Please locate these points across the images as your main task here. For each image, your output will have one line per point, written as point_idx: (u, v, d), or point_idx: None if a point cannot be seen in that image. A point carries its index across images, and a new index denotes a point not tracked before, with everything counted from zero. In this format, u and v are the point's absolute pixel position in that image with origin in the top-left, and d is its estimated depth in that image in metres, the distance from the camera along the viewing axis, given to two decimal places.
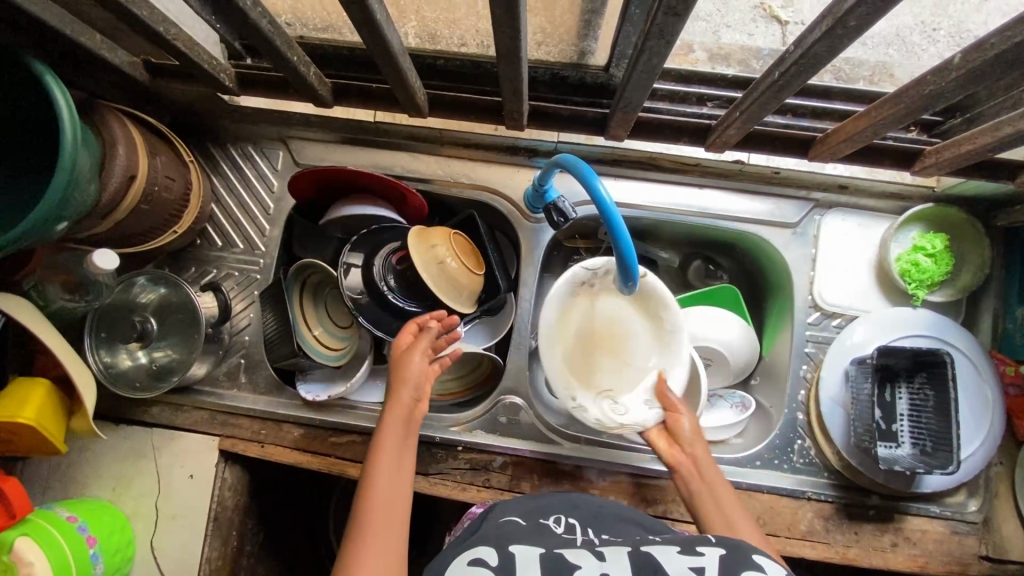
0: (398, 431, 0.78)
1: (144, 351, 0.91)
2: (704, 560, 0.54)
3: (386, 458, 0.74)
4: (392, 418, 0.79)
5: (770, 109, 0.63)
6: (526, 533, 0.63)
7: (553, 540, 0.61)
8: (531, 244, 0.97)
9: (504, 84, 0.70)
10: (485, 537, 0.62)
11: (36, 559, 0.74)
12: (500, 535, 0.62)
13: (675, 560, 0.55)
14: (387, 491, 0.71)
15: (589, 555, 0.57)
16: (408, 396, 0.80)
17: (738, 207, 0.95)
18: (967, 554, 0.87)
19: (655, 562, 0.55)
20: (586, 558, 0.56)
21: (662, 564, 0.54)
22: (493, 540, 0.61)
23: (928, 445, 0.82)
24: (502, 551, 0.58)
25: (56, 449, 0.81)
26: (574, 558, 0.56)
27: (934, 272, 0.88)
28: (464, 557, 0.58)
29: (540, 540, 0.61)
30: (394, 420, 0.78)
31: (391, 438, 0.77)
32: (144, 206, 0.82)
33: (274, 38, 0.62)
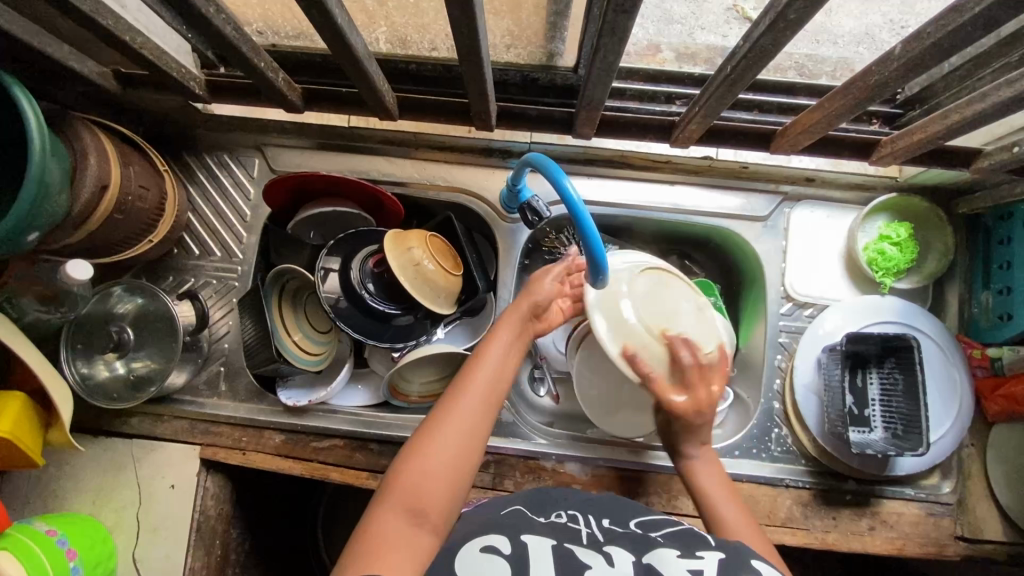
0: (510, 336, 0.76)
1: (122, 361, 0.90)
2: (703, 563, 0.56)
3: (495, 359, 0.73)
4: (506, 325, 0.76)
5: (727, 104, 0.65)
6: (538, 525, 0.63)
7: (564, 531, 0.62)
8: (508, 244, 0.99)
9: (470, 85, 0.71)
10: (494, 525, 0.62)
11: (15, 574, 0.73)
12: (512, 523, 0.63)
13: (676, 564, 0.56)
14: (485, 383, 0.70)
15: (598, 553, 0.58)
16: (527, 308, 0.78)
17: (709, 202, 0.97)
18: (944, 536, 0.88)
19: (658, 565, 0.56)
20: (595, 556, 0.57)
21: (661, 567, 0.56)
22: (507, 528, 0.62)
23: (899, 428, 0.84)
24: (516, 541, 0.59)
25: (33, 461, 0.81)
26: (583, 555, 0.57)
27: (900, 260, 0.90)
28: (476, 545, 0.59)
29: (547, 532, 0.61)
30: (509, 328, 0.76)
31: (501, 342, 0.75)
32: (118, 216, 0.82)
33: (240, 45, 0.63)
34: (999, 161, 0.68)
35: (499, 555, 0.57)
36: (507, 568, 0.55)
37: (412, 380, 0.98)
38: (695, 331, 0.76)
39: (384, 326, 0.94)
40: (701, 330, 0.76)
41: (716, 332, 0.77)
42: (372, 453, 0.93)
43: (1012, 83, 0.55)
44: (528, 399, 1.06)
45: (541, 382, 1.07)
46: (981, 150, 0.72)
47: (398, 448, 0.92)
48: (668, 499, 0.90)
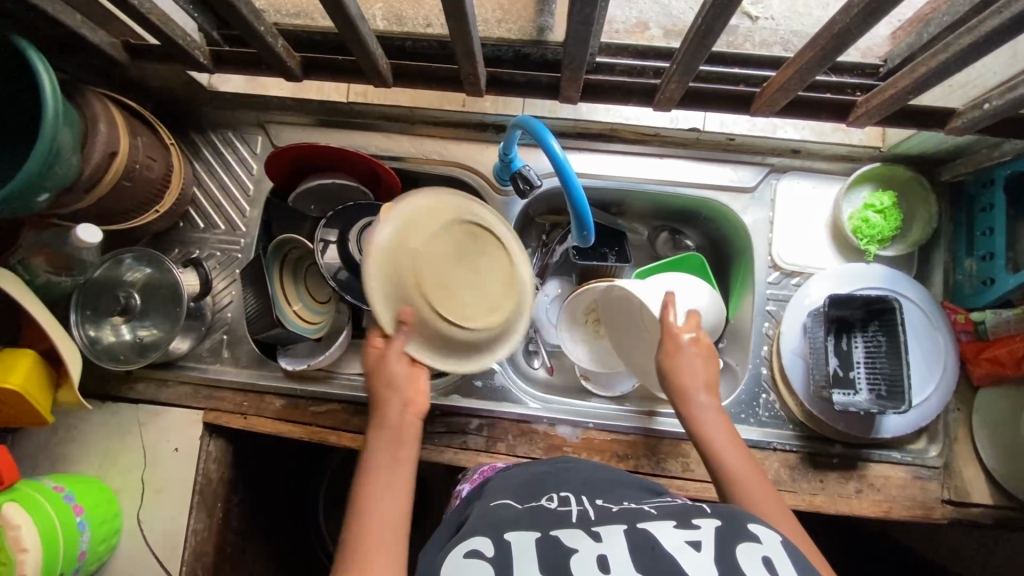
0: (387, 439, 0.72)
1: (129, 327, 0.94)
2: (700, 533, 0.57)
3: (381, 471, 0.69)
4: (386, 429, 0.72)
5: (703, 59, 0.68)
6: (523, 517, 0.63)
7: (549, 518, 0.62)
8: (502, 217, 1.02)
9: (459, 50, 0.74)
10: (478, 526, 0.62)
11: (31, 543, 0.76)
12: (497, 520, 0.62)
13: (672, 535, 0.57)
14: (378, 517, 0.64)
15: (586, 535, 0.58)
16: (394, 396, 0.73)
17: (698, 174, 0.99)
18: (930, 498, 0.90)
19: (654, 537, 0.57)
20: (581, 539, 0.57)
21: (660, 537, 0.57)
22: (490, 527, 0.61)
23: (884, 389, 0.85)
24: (498, 541, 0.58)
25: (43, 418, 0.84)
26: (570, 540, 0.58)
27: (884, 227, 0.92)
28: (458, 552, 0.58)
29: (533, 524, 0.61)
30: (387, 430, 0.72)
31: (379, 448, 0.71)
32: (126, 183, 0.86)
33: (241, 8, 0.65)
34: (972, 119, 0.71)
35: (482, 559, 0.56)
36: (491, 569, 0.55)
37: None
38: (481, 271, 0.74)
39: None
40: (483, 271, 0.74)
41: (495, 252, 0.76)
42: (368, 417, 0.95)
43: (975, 30, 0.57)
44: (525, 371, 1.08)
45: (535, 355, 1.11)
46: (955, 110, 0.74)
47: None
48: (658, 462, 0.91)
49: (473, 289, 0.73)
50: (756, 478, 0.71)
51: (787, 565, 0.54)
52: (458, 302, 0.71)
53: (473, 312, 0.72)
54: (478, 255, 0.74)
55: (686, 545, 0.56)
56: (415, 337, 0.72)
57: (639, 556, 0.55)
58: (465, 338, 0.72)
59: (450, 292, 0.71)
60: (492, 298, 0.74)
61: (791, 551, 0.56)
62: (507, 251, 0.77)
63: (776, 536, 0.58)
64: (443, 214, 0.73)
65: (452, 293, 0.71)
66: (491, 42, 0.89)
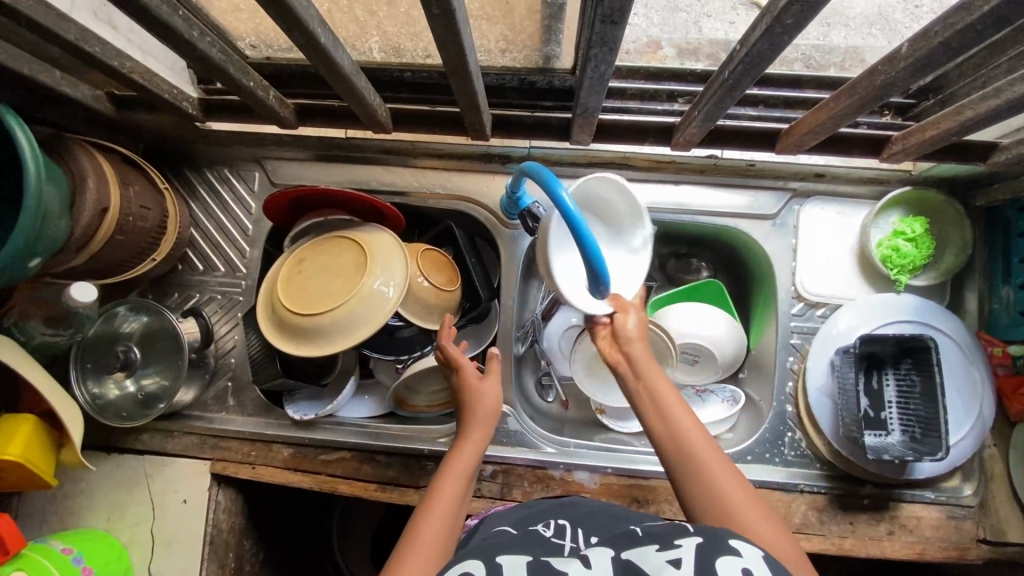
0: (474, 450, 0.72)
1: (132, 380, 0.90)
2: (681, 551, 0.52)
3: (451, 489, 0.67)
4: (470, 445, 0.73)
5: (728, 108, 0.64)
6: (516, 542, 0.60)
7: (542, 547, 0.58)
8: (511, 251, 0.98)
9: (460, 97, 0.70)
10: (472, 549, 0.59)
11: None
12: (488, 545, 0.59)
13: (653, 557, 0.52)
14: (446, 514, 0.65)
15: (576, 560, 0.54)
16: (492, 411, 0.76)
17: (717, 202, 0.94)
18: (966, 539, 0.86)
19: (638, 563, 0.52)
20: (571, 563, 0.54)
21: (641, 563, 0.52)
22: (483, 551, 0.58)
23: (917, 432, 0.81)
24: (490, 562, 0.55)
25: (46, 482, 0.82)
26: (560, 564, 0.54)
27: (915, 256, 0.87)
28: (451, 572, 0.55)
29: (527, 548, 0.58)
30: (473, 449, 0.72)
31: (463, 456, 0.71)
32: (120, 237, 0.82)
33: (227, 66, 0.60)
34: (1017, 156, 0.66)
35: None
36: None
37: (418, 391, 0.98)
38: (311, 267, 0.88)
39: (389, 337, 0.94)
40: (314, 261, 0.88)
41: (304, 250, 0.90)
42: (379, 465, 0.92)
43: None
44: (535, 405, 1.05)
45: (549, 389, 1.07)
46: (997, 143, 0.69)
47: (407, 460, 0.92)
48: (680, 507, 0.88)
49: (352, 286, 0.84)
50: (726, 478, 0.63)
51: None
52: (336, 278, 0.86)
53: (354, 274, 0.85)
54: (302, 267, 0.88)
55: (666, 564, 0.51)
56: (351, 326, 0.83)
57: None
58: (368, 289, 0.84)
59: (326, 281, 0.86)
60: (350, 250, 0.88)
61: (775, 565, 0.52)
62: (362, 242, 0.88)
63: (758, 552, 0.53)
64: (314, 251, 0.89)
65: (326, 285, 0.86)
66: (494, 70, 0.85)
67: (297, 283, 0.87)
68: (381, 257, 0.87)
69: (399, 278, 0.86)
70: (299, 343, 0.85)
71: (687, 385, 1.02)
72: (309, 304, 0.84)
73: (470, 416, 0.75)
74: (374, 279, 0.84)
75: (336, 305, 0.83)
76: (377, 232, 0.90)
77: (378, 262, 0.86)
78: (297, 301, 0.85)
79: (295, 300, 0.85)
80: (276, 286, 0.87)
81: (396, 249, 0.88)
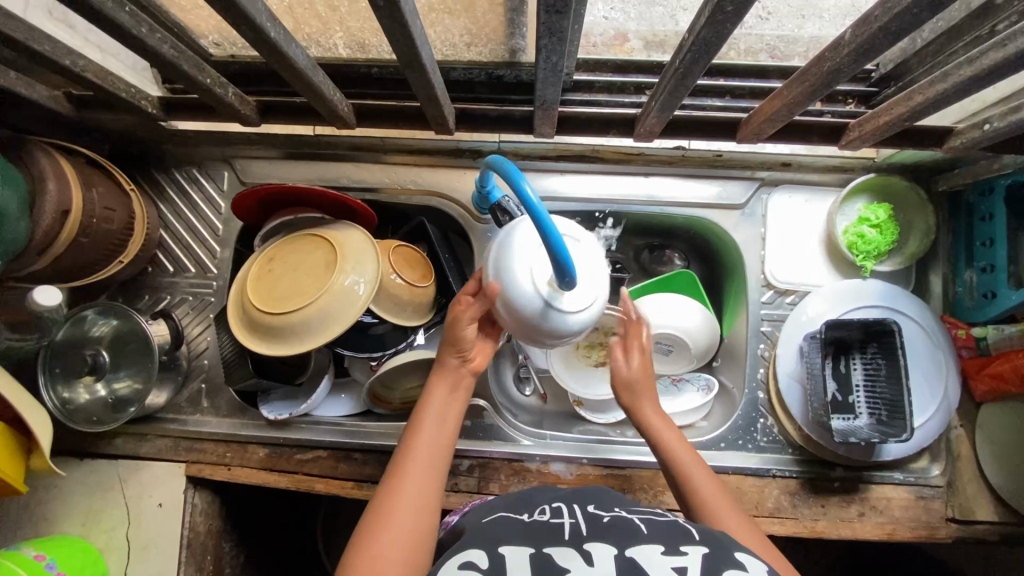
0: (445, 402, 0.73)
1: (102, 384, 0.90)
2: (687, 560, 0.53)
3: (427, 429, 0.70)
4: (441, 382, 0.74)
5: (683, 96, 0.66)
6: (518, 528, 0.59)
7: (544, 533, 0.58)
8: (484, 246, 0.98)
9: (418, 92, 0.69)
10: (473, 537, 0.58)
11: None
12: (490, 532, 0.58)
13: (658, 561, 0.53)
14: (427, 451, 0.67)
15: (578, 556, 0.54)
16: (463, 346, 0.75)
17: (686, 192, 0.95)
18: (935, 518, 0.88)
19: (641, 565, 0.53)
20: (574, 559, 0.54)
21: (645, 565, 0.53)
22: (485, 539, 0.58)
23: (884, 414, 0.82)
24: (493, 553, 0.55)
25: (15, 489, 0.81)
26: (562, 559, 0.54)
27: (880, 242, 0.88)
28: (452, 560, 0.54)
29: (526, 536, 0.58)
30: (443, 384, 0.74)
31: (433, 411, 0.71)
32: (83, 239, 0.81)
33: (181, 64, 0.60)
34: (971, 140, 0.67)
35: (475, 570, 0.53)
36: None
37: (394, 388, 0.98)
38: (280, 267, 0.87)
39: (362, 334, 0.93)
40: (284, 259, 0.87)
41: (272, 249, 0.89)
42: (355, 463, 0.92)
43: (975, 61, 0.53)
44: (513, 398, 1.06)
45: (527, 382, 1.08)
46: (953, 128, 0.70)
47: (383, 457, 0.92)
48: (655, 495, 0.89)
49: (321, 284, 0.84)
50: (712, 487, 0.69)
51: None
52: (304, 279, 0.85)
53: (322, 274, 0.85)
54: (272, 266, 0.87)
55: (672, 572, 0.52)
56: (323, 325, 0.83)
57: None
58: (337, 287, 0.83)
59: (294, 281, 0.85)
60: (319, 248, 0.87)
61: None
62: (333, 240, 0.88)
63: (762, 568, 0.55)
64: (284, 250, 0.88)
65: (295, 285, 0.85)
66: (461, 66, 0.85)
67: (266, 283, 0.86)
68: (350, 256, 0.86)
69: (368, 276, 0.85)
70: (269, 343, 0.84)
71: (664, 375, 1.02)
72: (277, 305, 0.83)
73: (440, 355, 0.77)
74: (343, 277, 0.84)
75: (307, 304, 0.83)
76: (350, 230, 0.90)
77: (345, 260, 0.85)
78: (266, 300, 0.84)
79: (266, 300, 0.84)
80: (244, 289, 0.87)
81: (367, 247, 0.88)
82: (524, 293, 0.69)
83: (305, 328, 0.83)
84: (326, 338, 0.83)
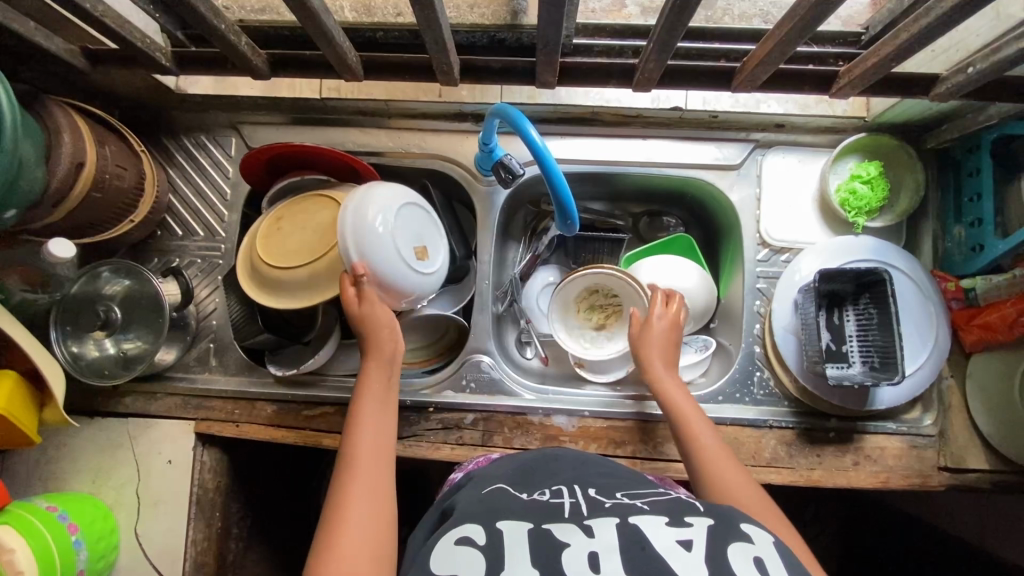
0: (381, 394, 0.79)
1: (112, 341, 0.92)
2: (691, 532, 0.55)
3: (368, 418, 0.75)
4: (375, 368, 0.81)
5: (680, 37, 0.69)
6: (518, 506, 0.62)
7: (544, 511, 0.60)
8: (486, 208, 1.00)
9: (426, 36, 0.71)
10: (472, 513, 0.61)
11: (25, 565, 0.74)
12: (491, 509, 0.61)
13: (663, 533, 0.55)
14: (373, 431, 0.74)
15: (578, 530, 0.57)
16: (385, 332, 0.82)
17: (683, 154, 0.97)
18: (928, 467, 0.90)
19: (644, 536, 0.55)
20: (573, 533, 0.56)
21: (650, 537, 0.55)
22: (483, 516, 0.60)
23: (877, 360, 0.85)
24: (490, 529, 0.57)
25: (29, 438, 0.82)
26: (561, 534, 0.56)
27: (871, 198, 0.91)
28: (450, 537, 0.58)
29: (527, 513, 0.60)
30: (378, 369, 0.81)
31: (373, 401, 0.77)
32: (97, 195, 0.83)
33: (197, 4, 0.63)
34: (957, 84, 0.70)
35: (472, 547, 0.55)
36: (482, 559, 0.54)
37: None
38: (288, 226, 0.88)
39: None
40: (292, 218, 0.89)
41: (279, 210, 0.90)
42: None
43: None
44: (515, 361, 1.06)
45: (528, 345, 1.08)
46: (940, 75, 0.73)
47: None
48: (655, 446, 0.91)
49: (329, 242, 0.86)
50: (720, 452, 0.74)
51: (778, 564, 0.53)
52: (311, 240, 0.87)
53: (330, 234, 0.87)
54: (280, 227, 0.89)
55: (676, 545, 0.54)
56: (329, 282, 0.85)
57: (628, 555, 0.53)
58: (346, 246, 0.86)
59: (301, 241, 0.87)
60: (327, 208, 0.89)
61: (784, 548, 0.55)
62: (340, 200, 0.89)
63: (768, 537, 0.56)
64: (292, 210, 0.90)
65: (303, 244, 0.87)
66: (464, 29, 0.87)
67: (275, 240, 0.88)
68: None
69: None
70: (277, 297, 0.86)
71: None
72: (286, 263, 0.85)
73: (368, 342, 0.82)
74: None
75: (317, 259, 0.85)
76: (355, 191, 0.92)
77: None
78: (275, 255, 0.86)
79: (277, 255, 0.86)
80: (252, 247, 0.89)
81: None
82: (403, 272, 0.84)
83: (313, 284, 0.85)
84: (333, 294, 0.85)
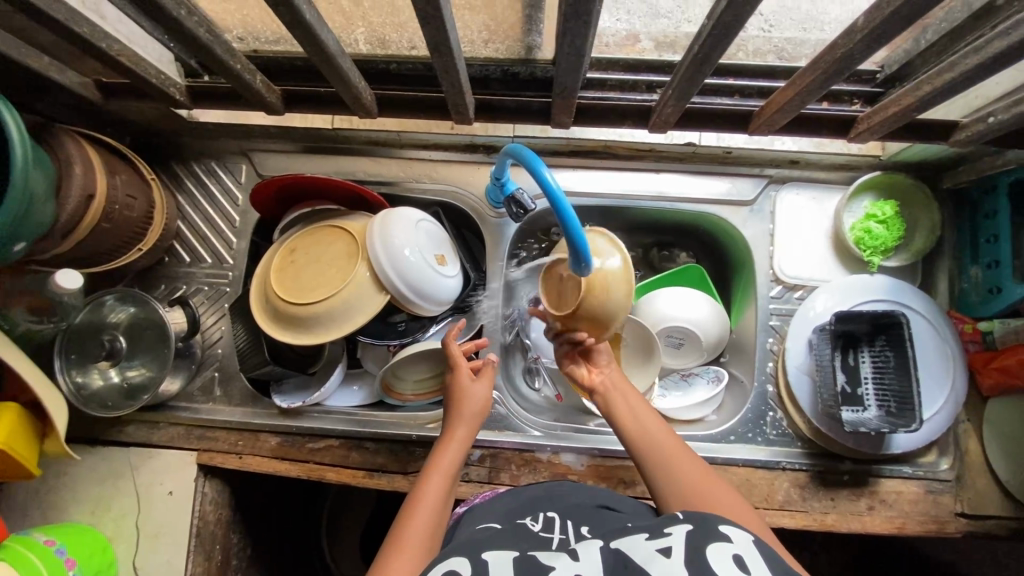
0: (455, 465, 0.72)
1: (116, 370, 0.90)
2: (670, 539, 0.53)
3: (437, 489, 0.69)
4: (454, 441, 0.74)
5: (700, 83, 0.69)
6: (505, 536, 0.59)
7: (530, 541, 0.58)
8: (496, 239, 0.99)
9: (442, 77, 0.71)
10: (456, 546, 0.58)
11: None
12: (475, 540, 0.58)
13: (642, 546, 0.53)
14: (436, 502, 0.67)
15: (563, 555, 0.54)
16: (477, 410, 0.77)
17: (696, 188, 0.97)
18: (944, 513, 0.88)
19: (626, 554, 0.53)
20: (559, 558, 0.54)
21: (630, 553, 0.52)
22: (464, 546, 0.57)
23: (893, 406, 0.84)
24: (476, 560, 0.54)
25: (29, 472, 0.81)
26: (547, 559, 0.54)
27: (887, 237, 0.90)
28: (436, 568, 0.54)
29: (514, 542, 0.57)
30: (458, 445, 0.74)
31: (445, 471, 0.70)
32: (106, 225, 0.82)
33: (213, 47, 0.63)
34: (976, 132, 0.70)
35: None
36: None
37: (406, 379, 0.97)
38: (301, 257, 0.88)
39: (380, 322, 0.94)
40: (307, 248, 0.89)
41: (289, 243, 0.90)
42: (367, 452, 0.92)
43: (981, 50, 0.58)
44: (522, 393, 1.04)
45: (536, 376, 1.05)
46: (958, 122, 0.73)
47: (394, 446, 0.92)
48: None
49: (342, 277, 0.85)
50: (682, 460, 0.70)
51: (758, 561, 0.50)
52: (324, 273, 0.86)
53: (343, 268, 0.86)
54: (294, 257, 0.88)
55: (655, 553, 0.51)
56: (340, 318, 0.84)
57: None
58: (356, 282, 0.84)
59: (313, 274, 0.86)
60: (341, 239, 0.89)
61: (765, 546, 0.52)
62: (352, 232, 0.89)
63: (748, 534, 0.53)
64: (305, 241, 0.90)
65: (315, 277, 0.86)
66: (477, 62, 0.86)
67: (288, 272, 0.87)
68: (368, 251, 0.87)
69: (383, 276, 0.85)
70: (286, 329, 0.86)
71: (673, 369, 1.03)
72: (295, 296, 0.85)
73: (455, 414, 0.76)
74: (361, 271, 0.85)
75: (328, 294, 0.84)
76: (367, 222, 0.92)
77: (363, 255, 0.86)
78: (287, 287, 0.86)
79: (290, 288, 0.86)
80: (264, 278, 0.89)
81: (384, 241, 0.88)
82: (421, 290, 0.87)
83: (323, 319, 0.84)
84: (342, 330, 0.84)
